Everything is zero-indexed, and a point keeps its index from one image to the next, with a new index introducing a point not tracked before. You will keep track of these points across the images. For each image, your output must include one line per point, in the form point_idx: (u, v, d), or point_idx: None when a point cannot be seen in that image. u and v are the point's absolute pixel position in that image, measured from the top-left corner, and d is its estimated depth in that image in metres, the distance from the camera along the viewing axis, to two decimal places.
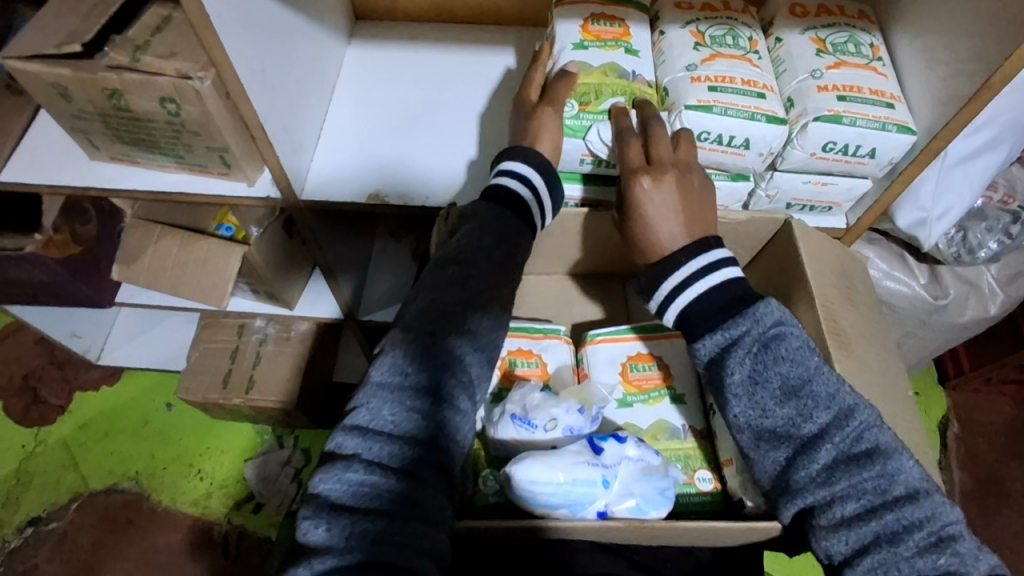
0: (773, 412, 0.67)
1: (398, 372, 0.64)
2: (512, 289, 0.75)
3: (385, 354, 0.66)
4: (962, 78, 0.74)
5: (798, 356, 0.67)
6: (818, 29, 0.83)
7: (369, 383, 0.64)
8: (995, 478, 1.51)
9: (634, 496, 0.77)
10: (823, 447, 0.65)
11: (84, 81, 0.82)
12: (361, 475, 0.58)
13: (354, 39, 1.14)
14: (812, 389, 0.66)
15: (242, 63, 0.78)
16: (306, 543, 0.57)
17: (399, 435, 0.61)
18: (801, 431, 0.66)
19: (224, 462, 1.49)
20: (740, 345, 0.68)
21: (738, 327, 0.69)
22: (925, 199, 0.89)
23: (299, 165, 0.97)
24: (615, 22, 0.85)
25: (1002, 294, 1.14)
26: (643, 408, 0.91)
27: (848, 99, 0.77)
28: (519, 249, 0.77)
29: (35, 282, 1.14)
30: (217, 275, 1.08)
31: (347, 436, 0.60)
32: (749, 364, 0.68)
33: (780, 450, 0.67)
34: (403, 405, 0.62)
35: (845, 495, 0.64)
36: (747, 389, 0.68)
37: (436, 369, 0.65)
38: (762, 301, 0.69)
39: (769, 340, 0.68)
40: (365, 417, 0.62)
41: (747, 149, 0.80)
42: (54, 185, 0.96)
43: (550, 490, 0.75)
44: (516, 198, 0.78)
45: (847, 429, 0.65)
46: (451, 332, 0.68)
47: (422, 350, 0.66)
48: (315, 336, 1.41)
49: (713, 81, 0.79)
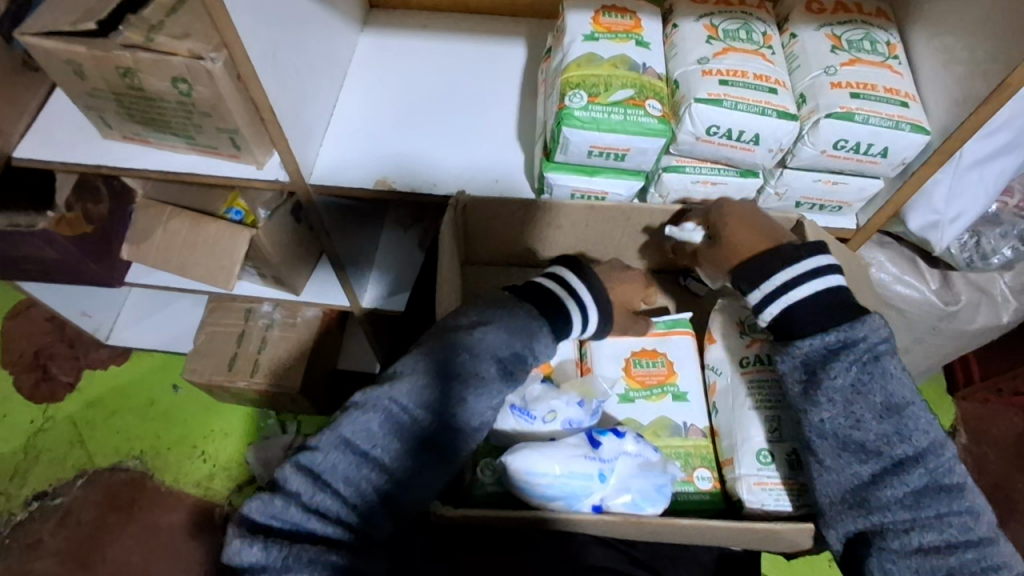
0: (868, 425, 0.68)
1: (366, 436, 0.64)
2: (517, 357, 0.73)
3: (363, 406, 0.66)
4: (980, 78, 0.73)
5: (898, 373, 0.69)
6: (834, 26, 0.82)
7: (335, 432, 0.64)
8: (1000, 489, 1.49)
9: (631, 491, 0.77)
10: (915, 470, 0.67)
11: (99, 59, 0.83)
12: (296, 518, 0.61)
13: (367, 27, 1.14)
14: (910, 413, 0.68)
15: (255, 45, 0.79)
16: (227, 560, 0.60)
17: (343, 493, 0.63)
18: (892, 450, 0.68)
19: (227, 445, 1.50)
20: (850, 350, 0.70)
21: (855, 333, 0.70)
22: (938, 202, 0.88)
23: (308, 151, 0.97)
24: (625, 15, 0.85)
25: (1015, 302, 1.12)
26: (645, 403, 0.90)
27: (861, 96, 0.76)
28: (532, 331, 0.76)
29: (47, 260, 1.16)
30: (225, 258, 1.09)
31: (295, 473, 0.63)
32: (853, 375, 0.69)
33: (865, 465, 0.69)
34: (361, 463, 0.63)
35: (925, 523, 0.66)
36: (846, 397, 0.69)
37: (402, 436, 0.65)
38: (871, 315, 0.70)
39: (878, 355, 0.69)
40: (318, 464, 0.63)
41: (757, 144, 0.79)
42: (69, 163, 0.98)
43: (549, 481, 0.75)
44: (549, 294, 0.80)
45: (942, 458, 0.67)
46: (437, 419, 0.67)
47: (393, 413, 0.66)
48: (323, 321, 1.43)
49: (725, 75, 0.78)
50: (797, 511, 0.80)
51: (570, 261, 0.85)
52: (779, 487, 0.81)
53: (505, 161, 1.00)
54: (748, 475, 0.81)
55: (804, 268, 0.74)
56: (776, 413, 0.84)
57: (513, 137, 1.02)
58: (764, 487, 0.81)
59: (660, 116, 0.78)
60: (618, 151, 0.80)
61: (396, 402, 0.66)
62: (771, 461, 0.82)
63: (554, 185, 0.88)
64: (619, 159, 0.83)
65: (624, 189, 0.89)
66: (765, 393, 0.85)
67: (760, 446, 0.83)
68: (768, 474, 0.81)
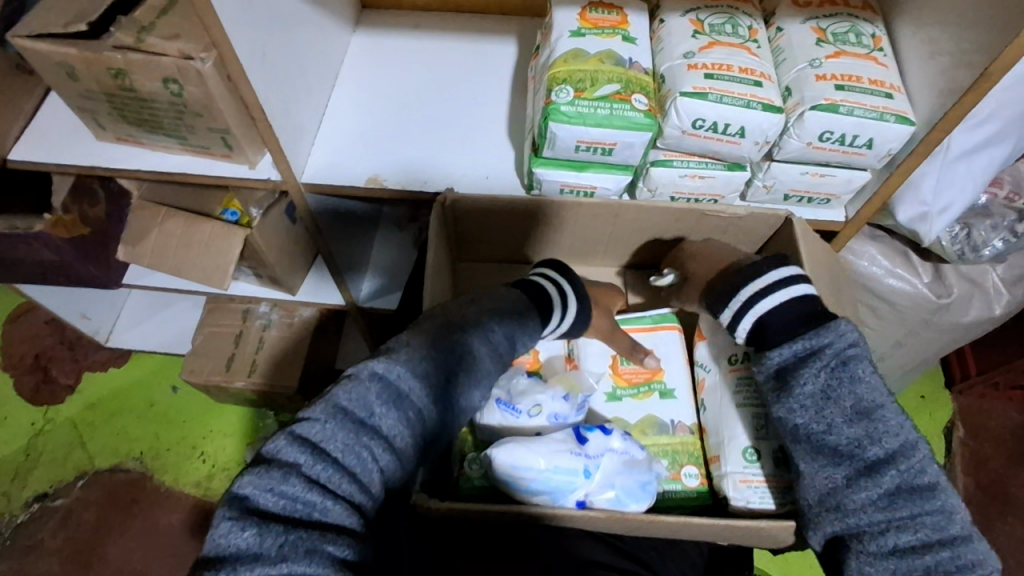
0: (840, 430, 0.69)
1: (364, 404, 0.64)
2: (507, 341, 0.77)
3: (359, 377, 0.66)
4: (963, 69, 0.73)
5: (868, 374, 0.70)
6: (820, 19, 0.82)
7: (331, 403, 0.63)
8: (998, 484, 1.49)
9: (614, 487, 0.78)
10: (888, 472, 0.67)
11: (89, 60, 0.84)
12: (297, 490, 0.59)
13: (359, 27, 1.15)
14: (881, 415, 0.68)
15: (243, 45, 0.80)
16: (213, 546, 0.57)
17: (343, 465, 0.62)
18: (864, 453, 0.68)
19: (226, 445, 1.51)
20: (818, 356, 0.71)
21: (820, 339, 0.72)
22: (926, 194, 0.88)
23: (299, 150, 0.98)
24: (612, 11, 0.85)
25: (1007, 294, 1.12)
26: (632, 402, 0.90)
27: (846, 88, 0.76)
28: (526, 315, 0.80)
29: (45, 262, 1.17)
30: (220, 257, 1.09)
31: (292, 447, 0.61)
32: (823, 379, 0.71)
33: (839, 468, 0.69)
34: (359, 439, 0.63)
35: (900, 523, 0.66)
36: (817, 402, 0.71)
37: (400, 411, 0.65)
38: (839, 320, 0.72)
39: (847, 359, 0.70)
40: (316, 434, 0.62)
41: (743, 137, 0.80)
42: (64, 165, 0.99)
43: (531, 475, 0.76)
44: (541, 290, 0.84)
45: (913, 460, 0.67)
46: (433, 402, 0.68)
47: (392, 389, 0.66)
48: (318, 321, 1.42)
49: (710, 69, 0.78)
50: (781, 509, 0.80)
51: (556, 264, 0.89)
52: (764, 484, 0.81)
53: (496, 158, 1.01)
54: (734, 472, 0.82)
55: (768, 280, 0.77)
56: (758, 410, 0.84)
57: (504, 134, 1.03)
58: (748, 484, 0.81)
59: (646, 110, 0.78)
60: (604, 146, 0.81)
61: (392, 371, 0.66)
62: (757, 458, 0.82)
63: (544, 180, 0.88)
64: (607, 153, 0.83)
65: (613, 184, 0.89)
66: (750, 390, 0.85)
67: (745, 443, 0.83)
68: (753, 471, 0.82)
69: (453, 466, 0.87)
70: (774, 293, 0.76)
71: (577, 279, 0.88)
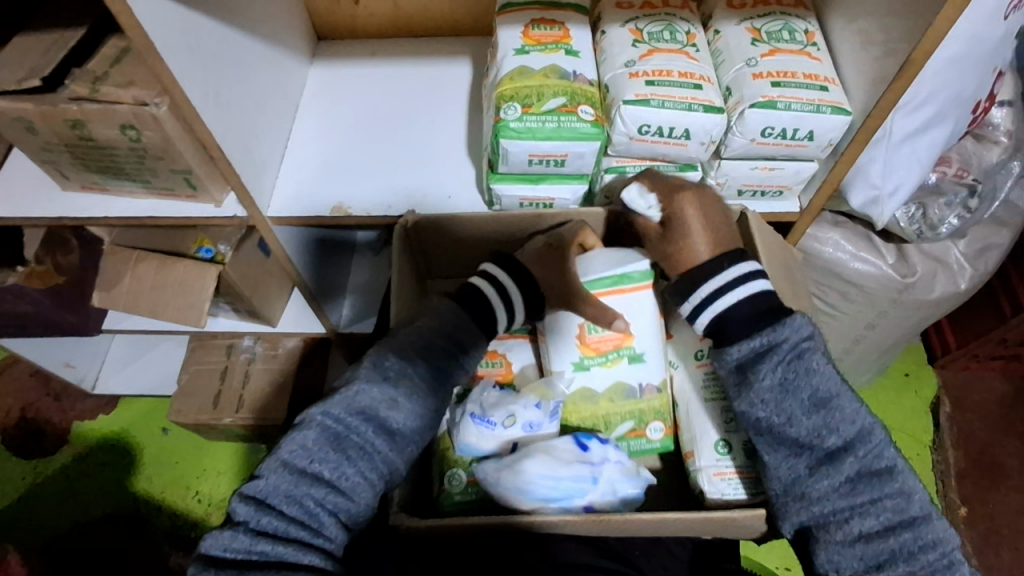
0: (800, 422, 0.71)
1: (304, 454, 0.68)
2: (454, 363, 0.79)
3: (300, 429, 0.70)
4: (890, 58, 0.76)
5: (821, 366, 0.72)
6: (754, 20, 0.85)
7: (274, 458, 0.68)
8: (988, 455, 1.51)
9: (616, 494, 0.83)
10: (848, 459, 0.70)
11: (47, 113, 0.85)
12: (244, 543, 0.64)
13: (316, 59, 1.17)
14: (837, 404, 0.71)
15: (195, 87, 0.81)
16: None
17: (290, 514, 0.66)
18: (824, 443, 0.71)
19: (220, 482, 1.50)
20: (776, 351, 0.72)
21: (779, 334, 0.73)
22: (875, 177, 0.90)
23: (263, 184, 0.99)
24: (555, 26, 0.88)
25: (971, 268, 1.14)
26: (601, 370, 0.90)
27: (782, 84, 0.79)
28: (460, 330, 0.81)
29: (22, 315, 1.17)
30: (194, 296, 1.09)
31: (241, 505, 0.67)
32: (781, 373, 0.72)
33: (801, 459, 0.72)
34: (304, 484, 0.67)
35: (863, 509, 0.69)
36: (777, 397, 0.72)
37: (343, 449, 0.69)
38: (795, 315, 0.74)
39: (801, 352, 0.72)
40: (260, 491, 0.67)
41: (688, 139, 0.82)
42: (32, 218, 1.00)
43: (548, 482, 0.80)
44: (482, 298, 0.84)
45: (870, 445, 0.70)
46: (376, 434, 0.71)
47: (331, 435, 0.69)
48: (302, 351, 1.43)
49: (651, 75, 0.81)
50: (754, 498, 0.84)
51: (507, 260, 0.87)
52: (737, 476, 0.85)
53: (458, 176, 1.03)
54: (708, 466, 0.85)
55: (729, 276, 0.77)
56: (726, 404, 0.87)
57: (464, 152, 1.05)
58: (722, 478, 0.85)
59: (592, 120, 0.81)
60: (554, 158, 0.83)
61: (329, 417, 0.70)
62: (730, 450, 0.85)
63: (503, 195, 0.90)
64: (559, 165, 0.85)
65: (570, 193, 0.91)
66: (716, 385, 0.88)
67: (715, 437, 0.86)
68: (726, 464, 0.85)
69: (436, 483, 0.90)
70: (734, 289, 0.77)
71: (522, 271, 0.86)
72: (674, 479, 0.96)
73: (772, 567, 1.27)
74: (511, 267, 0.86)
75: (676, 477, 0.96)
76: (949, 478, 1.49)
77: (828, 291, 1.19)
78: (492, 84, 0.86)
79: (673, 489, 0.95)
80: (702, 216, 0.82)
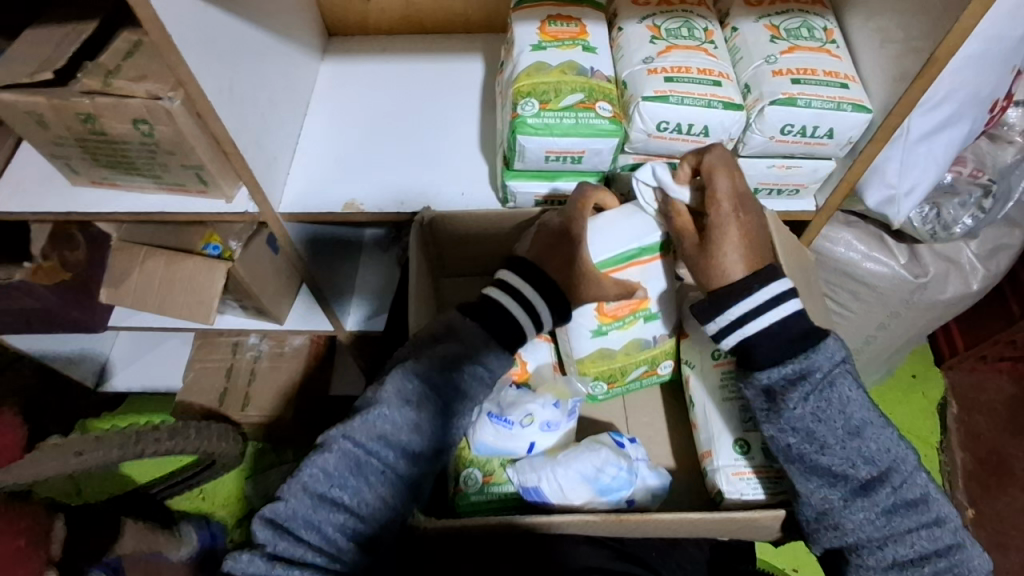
0: (835, 453, 0.72)
1: (324, 478, 0.71)
2: (473, 379, 0.78)
3: (320, 452, 0.72)
4: (911, 55, 0.75)
5: (853, 392, 0.72)
6: (772, 17, 0.85)
7: (294, 482, 0.71)
8: (997, 457, 1.50)
9: (648, 486, 0.86)
10: (882, 489, 0.72)
11: (59, 107, 0.84)
12: (262, 567, 0.67)
13: (327, 55, 1.16)
14: (871, 433, 0.72)
15: (209, 80, 0.81)
16: None
17: (308, 539, 0.69)
18: (858, 473, 0.72)
19: (225, 481, 1.47)
20: (808, 380, 0.71)
21: (813, 362, 0.71)
22: (891, 177, 0.89)
23: (274, 180, 0.98)
24: (571, 22, 0.87)
25: (983, 269, 1.14)
26: (619, 333, 0.91)
27: (802, 82, 0.78)
28: (480, 348, 0.79)
29: (28, 310, 1.16)
30: (202, 292, 1.09)
31: (262, 528, 0.70)
32: (815, 404, 0.71)
33: (835, 489, 0.73)
34: (322, 508, 0.70)
35: (894, 536, 0.72)
36: (811, 428, 0.72)
37: (361, 473, 0.72)
38: (828, 339, 0.72)
39: (834, 380, 0.71)
40: (281, 515, 0.70)
41: (707, 136, 0.82)
42: (40, 213, 0.99)
43: (617, 472, 0.82)
44: (504, 310, 0.81)
45: (903, 475, 0.72)
46: (395, 458, 0.73)
47: (349, 460, 0.72)
48: (310, 348, 1.42)
49: (670, 72, 0.80)
50: (772, 498, 0.84)
51: (525, 265, 0.83)
52: (754, 476, 0.84)
53: (470, 174, 1.02)
54: (725, 466, 0.85)
55: (766, 294, 0.74)
56: (743, 404, 0.87)
57: (476, 149, 1.04)
58: (739, 478, 0.84)
59: (611, 117, 0.80)
60: (573, 154, 0.83)
61: (347, 441, 0.72)
62: (749, 450, 0.85)
63: (517, 192, 0.91)
64: (576, 161, 0.85)
65: None
66: (734, 384, 0.88)
67: (732, 438, 0.86)
68: (744, 463, 0.85)
69: (450, 483, 0.89)
70: (769, 309, 0.73)
71: (546, 280, 0.83)
72: (688, 479, 0.96)
73: (781, 567, 1.27)
74: (531, 275, 0.83)
75: (691, 477, 0.95)
76: (955, 479, 1.49)
77: (839, 291, 1.19)
78: (508, 75, 0.85)
79: (688, 488, 0.95)
80: (742, 237, 0.77)
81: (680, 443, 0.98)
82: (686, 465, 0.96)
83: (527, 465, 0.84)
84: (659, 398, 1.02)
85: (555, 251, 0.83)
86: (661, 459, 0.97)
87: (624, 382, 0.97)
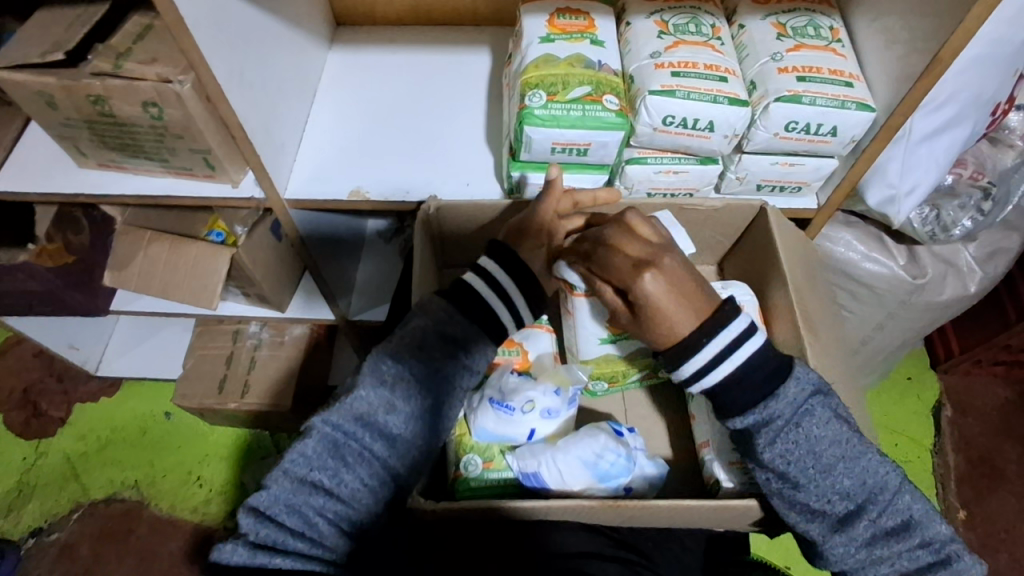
0: (809, 490, 0.72)
1: (305, 462, 0.71)
2: (452, 358, 0.77)
3: (303, 439, 0.72)
4: (915, 55, 0.76)
5: (821, 431, 0.72)
6: (779, 15, 0.86)
7: (276, 469, 0.72)
8: (990, 460, 1.51)
9: (643, 475, 0.87)
10: (860, 522, 0.72)
11: (68, 88, 0.85)
12: (244, 556, 0.68)
13: (335, 43, 1.17)
14: (845, 469, 0.72)
15: (220, 64, 0.81)
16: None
17: (289, 524, 0.70)
18: (834, 508, 0.73)
19: (222, 467, 1.47)
20: (770, 426, 0.72)
21: (771, 410, 0.72)
22: (892, 176, 0.90)
23: (281, 166, 0.99)
24: (580, 16, 0.88)
25: (981, 271, 1.15)
26: (627, 342, 0.94)
27: (808, 79, 0.80)
28: (456, 328, 0.78)
29: (32, 293, 1.17)
30: (206, 278, 1.09)
31: (246, 515, 0.70)
32: (780, 444, 0.72)
33: (814, 524, 0.74)
34: (302, 494, 0.70)
35: (876, 562, 0.72)
36: (780, 467, 0.73)
37: (342, 459, 0.72)
38: (787, 385, 0.72)
39: (798, 419, 0.72)
40: (264, 502, 0.70)
41: (712, 132, 0.83)
42: (48, 194, 0.99)
43: (616, 458, 0.83)
44: (473, 291, 0.80)
45: (883, 503, 0.72)
46: (377, 443, 0.72)
47: (330, 446, 0.72)
48: (310, 337, 1.42)
49: (677, 67, 0.81)
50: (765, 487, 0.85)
51: (503, 247, 0.83)
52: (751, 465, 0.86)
53: (475, 165, 1.02)
54: (722, 455, 0.87)
55: (713, 351, 0.73)
56: None
57: (481, 140, 1.05)
58: (734, 466, 0.86)
59: (617, 110, 0.81)
60: (578, 147, 0.84)
61: (327, 426, 0.72)
62: None
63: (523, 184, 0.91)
64: (582, 154, 0.86)
65: (591, 182, 0.92)
66: None
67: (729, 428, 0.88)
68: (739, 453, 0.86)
69: (450, 468, 0.90)
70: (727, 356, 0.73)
71: (522, 266, 0.82)
72: (685, 470, 0.97)
73: (776, 563, 1.28)
74: (506, 259, 0.82)
75: (688, 469, 0.97)
76: (949, 482, 1.49)
77: (838, 291, 1.20)
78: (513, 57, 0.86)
79: (684, 480, 0.96)
80: (674, 300, 0.74)
81: (679, 435, 1.00)
82: (683, 457, 0.98)
83: (527, 451, 0.85)
84: (657, 391, 1.03)
85: (524, 240, 0.85)
86: (658, 451, 0.99)
87: (625, 382, 0.99)
